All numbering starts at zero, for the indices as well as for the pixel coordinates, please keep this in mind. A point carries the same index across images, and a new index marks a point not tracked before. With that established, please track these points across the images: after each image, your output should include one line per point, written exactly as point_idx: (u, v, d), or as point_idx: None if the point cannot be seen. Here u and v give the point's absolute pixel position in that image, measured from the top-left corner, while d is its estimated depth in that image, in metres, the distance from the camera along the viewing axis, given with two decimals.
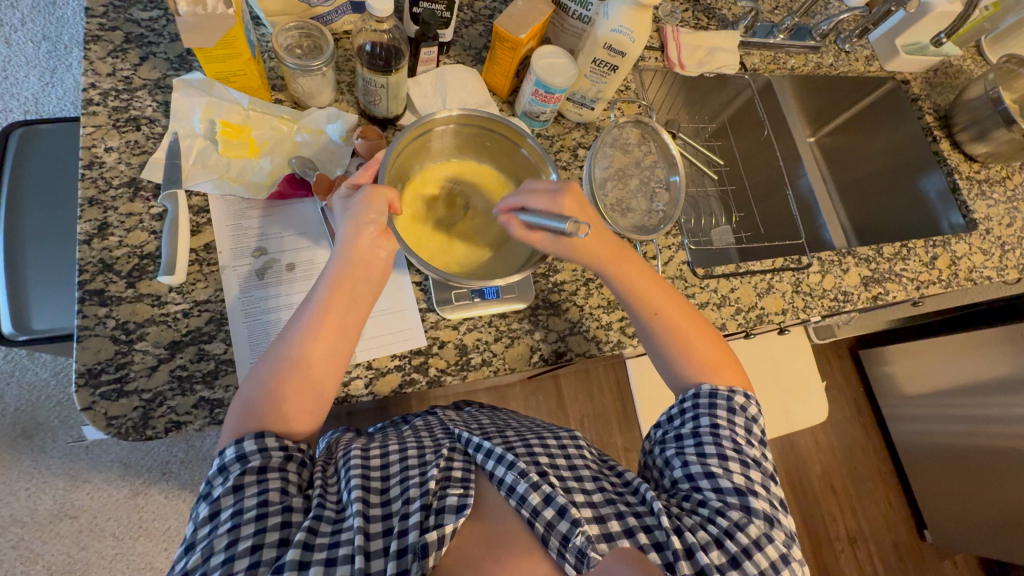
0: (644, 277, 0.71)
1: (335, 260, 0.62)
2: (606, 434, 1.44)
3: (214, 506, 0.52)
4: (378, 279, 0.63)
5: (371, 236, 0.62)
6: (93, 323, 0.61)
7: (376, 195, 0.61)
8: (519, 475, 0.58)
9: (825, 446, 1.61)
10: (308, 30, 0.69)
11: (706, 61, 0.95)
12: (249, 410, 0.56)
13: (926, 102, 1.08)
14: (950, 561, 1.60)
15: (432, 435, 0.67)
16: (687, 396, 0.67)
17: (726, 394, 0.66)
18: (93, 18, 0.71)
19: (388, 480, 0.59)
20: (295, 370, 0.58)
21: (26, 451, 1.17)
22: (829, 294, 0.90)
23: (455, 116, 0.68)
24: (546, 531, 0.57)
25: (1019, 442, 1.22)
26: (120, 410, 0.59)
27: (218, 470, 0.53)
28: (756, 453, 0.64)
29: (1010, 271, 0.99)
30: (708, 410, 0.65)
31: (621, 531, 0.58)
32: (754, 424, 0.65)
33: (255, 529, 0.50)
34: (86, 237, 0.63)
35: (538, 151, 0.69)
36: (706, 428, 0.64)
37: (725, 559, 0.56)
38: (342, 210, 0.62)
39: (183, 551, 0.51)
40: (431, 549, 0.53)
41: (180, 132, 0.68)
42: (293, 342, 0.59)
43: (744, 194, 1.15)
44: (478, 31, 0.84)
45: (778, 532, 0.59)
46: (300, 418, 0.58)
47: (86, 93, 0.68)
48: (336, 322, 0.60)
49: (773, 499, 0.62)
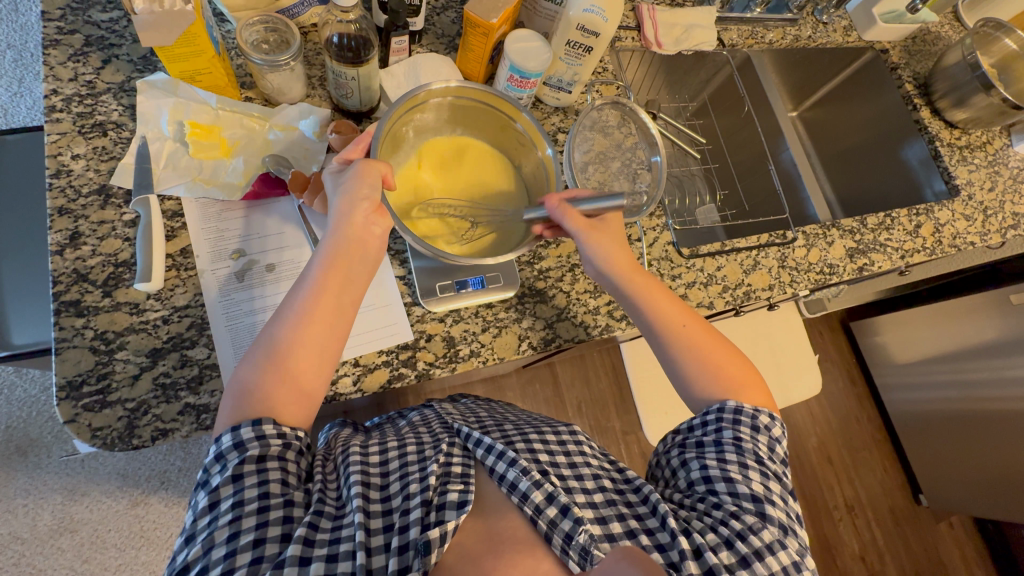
0: (660, 292, 0.71)
1: (328, 238, 0.61)
2: (604, 418, 1.45)
3: (213, 496, 0.51)
4: (372, 259, 0.63)
5: (365, 213, 0.61)
6: (70, 334, 0.60)
7: (369, 170, 0.61)
8: (521, 472, 0.59)
9: (820, 418, 1.63)
10: (273, 24, 0.67)
11: (684, 39, 0.94)
12: (246, 395, 0.55)
13: (906, 70, 1.07)
14: (946, 524, 1.63)
15: (431, 430, 0.66)
16: (709, 410, 0.65)
17: (750, 414, 0.64)
18: (50, 22, 0.69)
19: (388, 477, 0.59)
20: (292, 351, 0.57)
21: (21, 467, 1.16)
22: (815, 267, 0.90)
23: (451, 88, 0.67)
24: (549, 528, 0.57)
25: (1009, 404, 1.24)
26: (104, 421, 0.58)
27: (216, 458, 0.52)
28: (778, 468, 0.63)
29: (993, 235, 0.99)
30: (732, 423, 0.63)
31: (623, 533, 0.59)
32: (777, 443, 0.64)
33: (256, 522, 0.50)
34: (58, 247, 0.62)
35: (534, 126, 0.69)
36: (729, 439, 0.63)
37: (734, 558, 0.56)
38: (335, 187, 0.62)
39: (183, 541, 0.50)
40: (433, 546, 0.52)
41: (148, 135, 0.66)
42: (290, 324, 0.58)
43: (728, 172, 1.15)
44: (451, 18, 0.83)
45: (792, 540, 0.58)
46: (293, 402, 0.56)
47: (48, 99, 0.66)
48: (331, 305, 0.59)
49: (789, 511, 0.61)
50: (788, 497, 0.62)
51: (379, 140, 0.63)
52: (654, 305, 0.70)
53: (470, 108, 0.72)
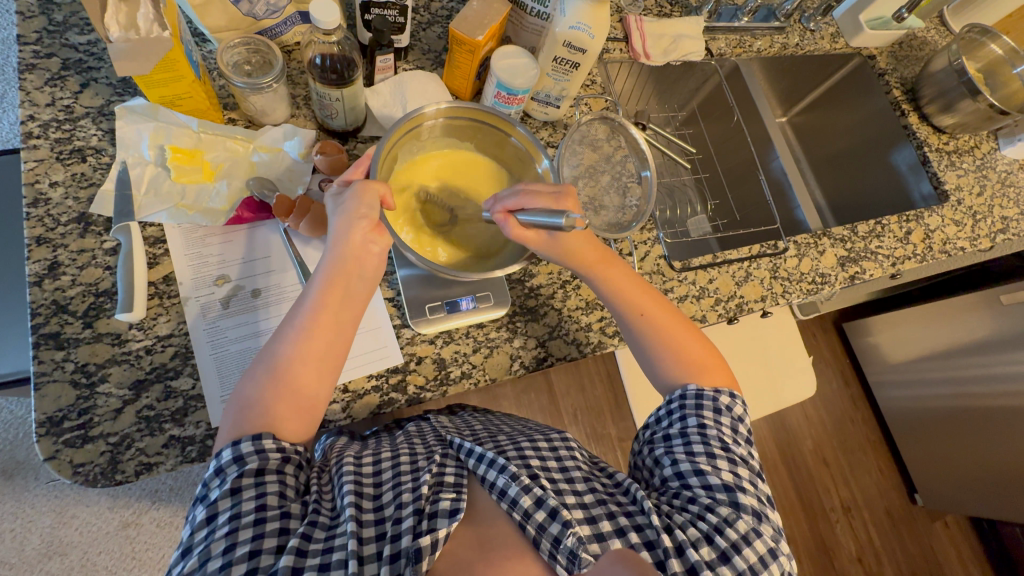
0: (634, 284, 0.71)
1: (327, 256, 0.60)
2: (600, 426, 1.45)
3: (211, 509, 0.50)
4: (372, 275, 0.62)
5: (364, 231, 0.60)
6: (50, 368, 0.58)
7: (369, 190, 0.59)
8: (510, 478, 0.58)
9: (815, 419, 1.64)
10: (255, 45, 0.66)
11: (672, 49, 0.93)
12: (245, 409, 0.55)
13: (893, 76, 1.08)
14: (941, 522, 1.64)
15: (425, 441, 0.65)
16: (674, 396, 0.66)
17: (712, 395, 0.64)
18: (26, 46, 0.67)
19: (381, 486, 0.58)
20: (291, 367, 0.56)
21: (8, 491, 1.14)
22: (807, 277, 0.90)
23: (443, 109, 0.66)
24: (537, 533, 0.56)
25: (999, 400, 1.25)
26: (86, 456, 0.57)
27: (215, 472, 0.52)
28: (744, 452, 0.63)
29: (982, 240, 0.99)
30: (695, 410, 0.63)
31: (613, 531, 0.58)
32: (741, 424, 0.64)
33: (253, 533, 0.49)
34: (36, 278, 0.61)
35: (528, 139, 0.67)
36: (694, 428, 0.62)
37: (714, 554, 0.56)
38: (335, 206, 0.60)
39: (180, 554, 0.49)
40: (425, 553, 0.51)
41: (129, 161, 0.65)
42: (290, 340, 0.57)
43: (719, 180, 1.14)
44: (437, 34, 0.82)
45: (767, 527, 0.58)
46: (293, 419, 0.56)
47: (25, 126, 0.65)
48: (331, 320, 0.59)
49: (762, 495, 0.61)
50: (758, 481, 0.62)
51: (377, 161, 0.62)
52: (620, 291, 0.70)
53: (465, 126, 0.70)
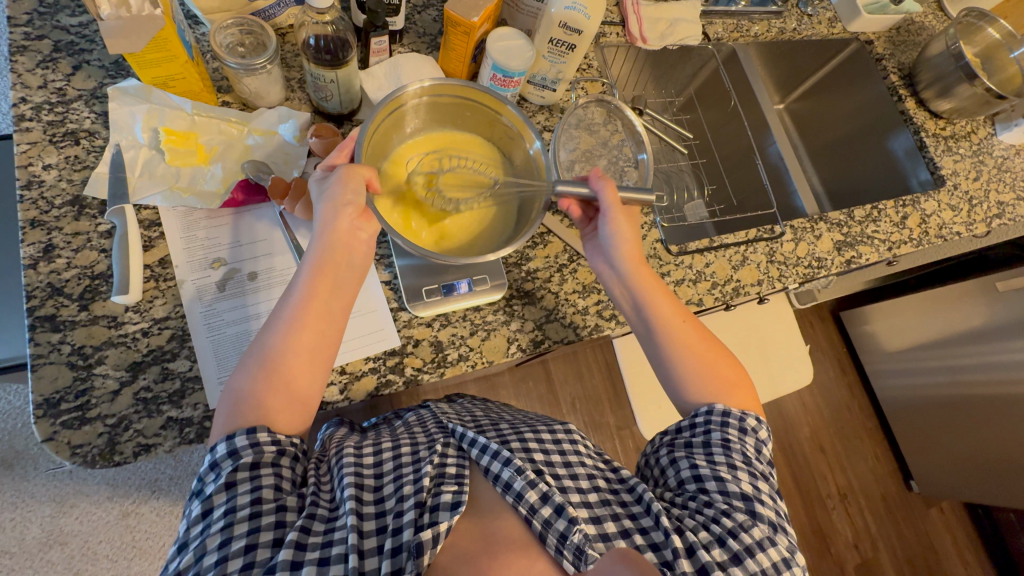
0: (663, 292, 0.70)
1: (314, 245, 0.60)
2: (598, 414, 1.45)
3: (206, 504, 0.50)
4: (360, 263, 0.62)
5: (350, 218, 0.60)
6: (46, 351, 0.58)
7: (353, 174, 0.59)
8: (515, 472, 0.58)
9: (812, 407, 1.65)
10: (248, 26, 0.65)
11: (669, 33, 0.93)
12: (238, 403, 0.54)
13: (891, 61, 1.07)
14: (936, 509, 1.66)
15: (425, 430, 0.65)
16: (698, 413, 0.65)
17: (737, 415, 0.64)
18: (17, 28, 0.67)
19: (381, 478, 0.58)
20: (284, 360, 0.56)
21: (8, 480, 1.14)
22: (803, 261, 0.90)
23: (428, 86, 0.63)
24: (543, 528, 0.56)
25: (994, 388, 1.26)
26: (84, 438, 0.57)
27: (210, 466, 0.51)
28: (765, 469, 0.63)
29: (979, 224, 0.99)
30: (720, 426, 0.63)
31: (618, 532, 0.58)
32: (764, 445, 0.65)
33: (248, 528, 0.49)
34: (31, 261, 0.61)
35: (519, 118, 0.66)
36: (718, 440, 0.63)
37: (726, 556, 0.56)
38: (319, 193, 0.60)
39: (175, 550, 0.49)
40: (426, 548, 0.52)
41: (122, 143, 0.65)
42: (280, 331, 0.57)
43: (716, 167, 1.15)
44: (432, 16, 0.82)
45: (782, 538, 0.58)
46: (285, 411, 0.56)
47: (17, 108, 0.64)
48: (322, 310, 0.59)
49: (779, 507, 0.61)
50: (776, 496, 0.62)
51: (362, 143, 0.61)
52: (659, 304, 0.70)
53: (452, 104, 0.68)
